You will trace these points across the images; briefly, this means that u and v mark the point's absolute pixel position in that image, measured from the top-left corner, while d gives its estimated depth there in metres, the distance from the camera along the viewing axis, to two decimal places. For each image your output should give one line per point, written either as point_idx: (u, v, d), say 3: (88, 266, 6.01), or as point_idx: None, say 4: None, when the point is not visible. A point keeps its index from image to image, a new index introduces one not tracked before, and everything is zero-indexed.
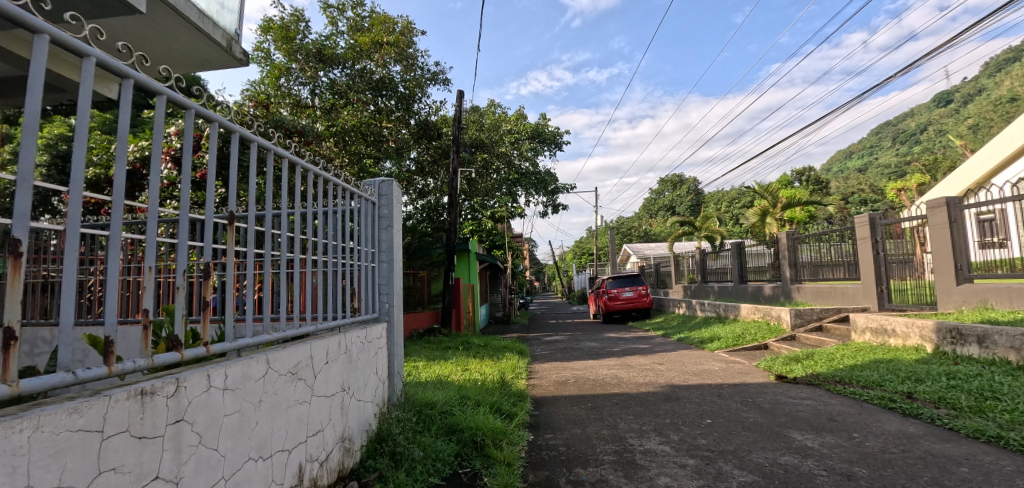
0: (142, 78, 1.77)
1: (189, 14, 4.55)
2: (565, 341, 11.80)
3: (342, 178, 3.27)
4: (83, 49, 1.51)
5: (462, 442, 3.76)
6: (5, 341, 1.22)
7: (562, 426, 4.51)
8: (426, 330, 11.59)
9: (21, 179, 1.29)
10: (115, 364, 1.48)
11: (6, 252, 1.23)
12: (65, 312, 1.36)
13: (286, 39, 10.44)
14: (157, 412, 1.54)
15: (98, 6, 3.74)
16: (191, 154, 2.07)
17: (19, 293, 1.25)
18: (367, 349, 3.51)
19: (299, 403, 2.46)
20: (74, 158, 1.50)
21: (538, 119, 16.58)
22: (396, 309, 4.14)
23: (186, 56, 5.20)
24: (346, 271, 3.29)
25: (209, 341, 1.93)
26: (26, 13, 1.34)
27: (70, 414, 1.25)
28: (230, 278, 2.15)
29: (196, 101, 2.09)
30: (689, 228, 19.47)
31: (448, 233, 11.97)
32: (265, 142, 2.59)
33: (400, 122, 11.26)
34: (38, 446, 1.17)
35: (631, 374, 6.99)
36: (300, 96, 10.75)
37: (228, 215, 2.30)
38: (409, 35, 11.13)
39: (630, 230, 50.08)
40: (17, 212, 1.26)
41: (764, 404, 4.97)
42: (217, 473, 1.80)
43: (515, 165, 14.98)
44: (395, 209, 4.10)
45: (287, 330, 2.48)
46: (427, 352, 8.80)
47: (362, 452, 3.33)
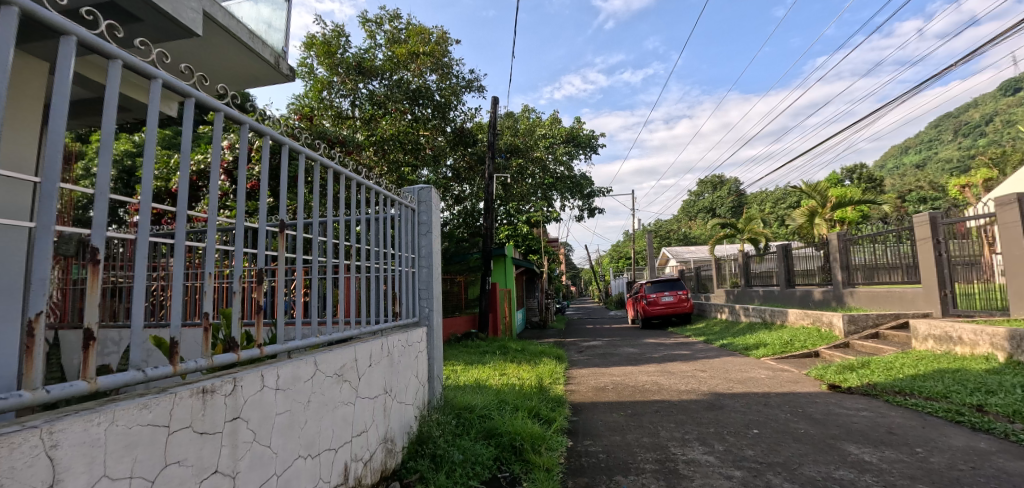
0: (202, 96, 1.90)
1: (240, 34, 4.83)
2: (604, 346, 11.62)
3: (383, 186, 3.36)
4: (151, 72, 1.63)
5: (501, 447, 3.77)
6: (85, 341, 1.33)
7: (601, 433, 4.44)
8: (463, 334, 11.71)
9: (99, 193, 1.41)
10: (179, 363, 1.58)
11: (86, 260, 1.35)
12: (136, 314, 1.48)
13: (328, 54, 10.87)
14: (216, 409, 1.63)
15: (160, 31, 4.03)
16: (246, 166, 2.20)
17: (97, 297, 1.37)
18: (408, 352, 3.59)
19: (344, 403, 2.54)
20: (144, 173, 1.62)
21: (572, 123, 16.50)
22: (435, 314, 4.21)
23: (238, 73, 5.51)
24: (387, 276, 3.38)
25: (262, 343, 2.03)
26: (102, 41, 1.47)
27: (140, 409, 1.35)
28: (281, 283, 2.26)
29: (250, 116, 2.21)
30: (731, 231, 18.82)
31: (484, 238, 12.07)
32: (311, 153, 2.70)
33: (437, 130, 11.49)
34: (113, 438, 1.26)
35: (672, 381, 6.80)
36: (341, 107, 11.16)
37: (279, 224, 2.41)
38: (444, 45, 11.36)
39: (669, 233, 48.86)
40: (95, 223, 1.38)
41: (816, 414, 4.72)
42: (269, 470, 1.88)
43: (550, 170, 14.93)
44: (434, 215, 4.18)
45: (332, 333, 2.56)
46: (465, 356, 8.89)
47: (404, 453, 3.40)
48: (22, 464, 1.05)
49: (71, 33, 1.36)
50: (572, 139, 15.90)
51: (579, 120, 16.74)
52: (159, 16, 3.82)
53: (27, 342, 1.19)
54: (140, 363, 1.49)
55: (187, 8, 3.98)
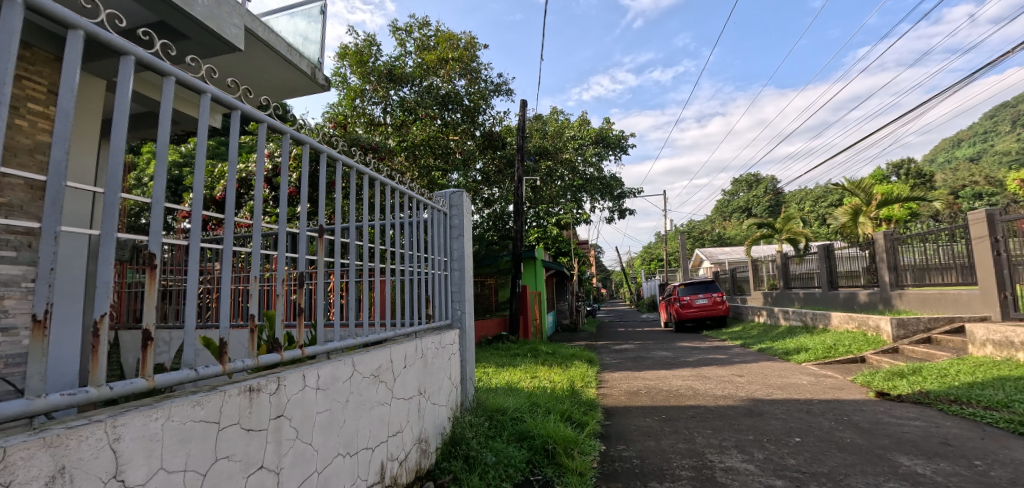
0: (247, 109, 2.00)
1: (279, 48, 5.03)
2: (636, 350, 11.41)
3: (415, 191, 3.43)
4: (201, 87, 1.72)
5: (533, 450, 3.77)
6: (144, 341, 1.41)
7: (635, 438, 4.37)
8: (494, 337, 11.77)
9: (155, 202, 1.50)
10: (227, 363, 1.66)
11: (144, 264, 1.43)
12: (189, 316, 1.56)
13: (360, 63, 11.16)
14: (261, 407, 1.70)
15: (206, 47, 4.25)
16: (287, 173, 2.29)
17: (154, 299, 1.45)
18: (441, 354, 3.64)
19: (380, 404, 2.60)
20: (195, 182, 1.72)
21: (602, 124, 16.36)
22: (468, 316, 4.25)
23: (278, 85, 5.74)
24: (420, 279, 3.45)
25: (303, 344, 2.10)
26: (158, 60, 1.56)
27: (194, 406, 1.43)
28: (320, 286, 2.34)
29: (291, 126, 2.31)
30: (768, 231, 18.15)
31: (514, 240, 12.10)
32: (348, 160, 2.79)
33: (466, 134, 11.63)
34: (169, 433, 1.34)
35: (708, 386, 6.61)
36: (373, 114, 11.43)
37: (318, 229, 2.49)
38: (473, 50, 11.48)
39: (702, 234, 47.67)
40: (152, 231, 1.47)
41: (862, 423, 4.49)
42: (311, 468, 1.95)
43: (579, 171, 14.82)
44: (466, 219, 4.23)
45: (369, 335, 2.63)
46: (496, 359, 8.93)
47: (437, 454, 3.45)
48: (89, 455, 1.13)
49: (130, 53, 1.45)
50: (601, 140, 15.75)
51: (608, 120, 16.58)
52: (205, 34, 4.04)
53: (93, 342, 1.28)
54: (192, 363, 1.58)
55: (230, 24, 4.19)
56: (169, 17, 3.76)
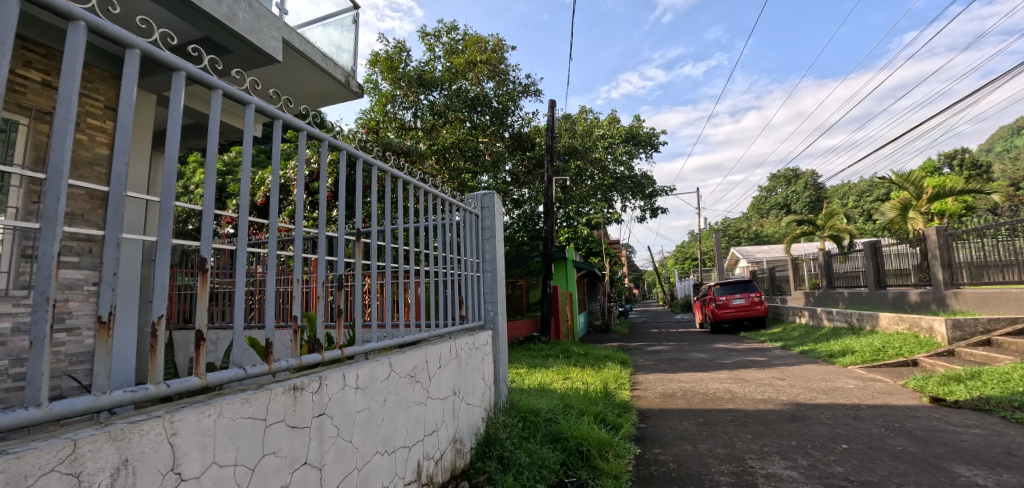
0: (288, 118, 2.08)
1: (315, 58, 5.21)
2: (671, 351, 11.16)
3: (447, 193, 3.47)
4: (245, 98, 1.80)
5: (567, 451, 3.75)
6: (197, 341, 1.49)
7: (671, 442, 4.27)
8: (526, 338, 11.77)
9: (206, 209, 1.58)
10: (273, 362, 1.73)
11: (196, 268, 1.51)
12: (238, 317, 1.64)
13: (391, 69, 11.39)
14: (305, 405, 1.77)
15: (247, 60, 4.45)
16: (326, 179, 2.36)
17: (206, 301, 1.53)
18: (474, 355, 3.67)
19: (416, 403, 2.65)
20: (241, 190, 1.80)
21: (631, 121, 16.14)
22: (500, 317, 4.27)
23: (314, 93, 5.93)
24: (453, 281, 3.49)
25: (343, 345, 2.16)
26: (205, 74, 1.64)
27: (243, 403, 1.49)
28: (358, 287, 2.40)
29: (329, 132, 2.39)
30: (809, 228, 17.42)
31: (545, 240, 12.06)
32: (383, 165, 2.86)
33: (495, 136, 11.71)
34: (221, 428, 1.41)
35: (747, 389, 6.39)
36: (404, 119, 11.64)
37: (356, 232, 2.56)
38: (501, 52, 11.61)
39: (739, 231, 46.20)
40: (204, 236, 1.55)
41: (916, 430, 4.24)
42: (351, 464, 2.00)
43: (609, 171, 14.68)
44: (497, 221, 4.25)
45: (404, 335, 2.68)
46: (528, 360, 8.92)
47: (472, 454, 3.49)
48: (150, 448, 1.20)
49: (181, 69, 1.54)
50: (631, 138, 15.52)
51: (638, 118, 16.37)
52: (246, 47, 4.22)
53: (151, 342, 1.36)
54: (241, 362, 1.65)
55: (269, 37, 4.37)
56: (213, 32, 3.96)
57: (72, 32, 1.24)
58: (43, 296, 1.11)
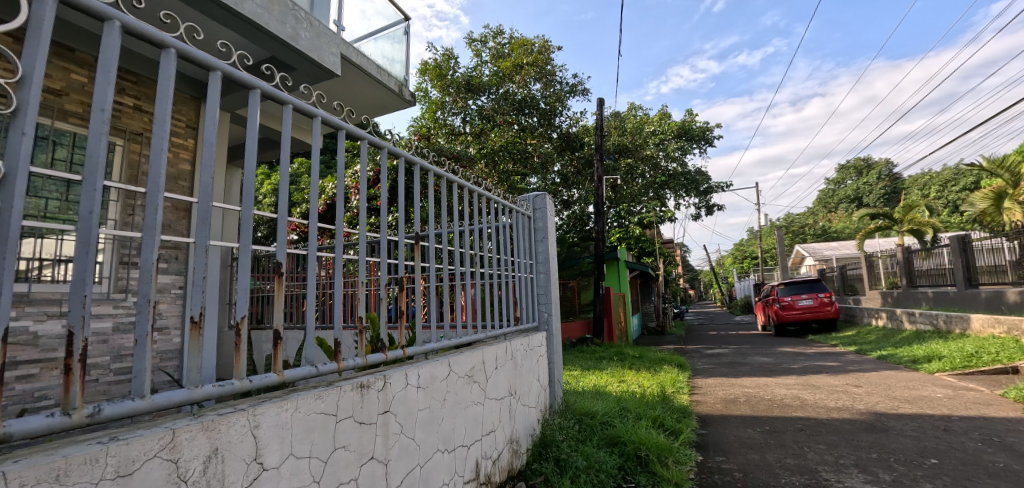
0: (351, 128, 2.17)
1: (370, 70, 5.44)
2: (731, 354, 10.64)
3: (499, 196, 3.50)
4: (312, 111, 1.91)
5: (625, 456, 3.66)
6: (275, 340, 1.60)
7: (735, 450, 4.06)
8: (578, 339, 11.63)
9: (280, 216, 1.70)
10: (341, 361, 1.82)
11: (272, 272, 1.62)
12: (310, 316, 1.74)
13: (440, 76, 11.67)
14: (371, 403, 1.84)
15: (310, 76, 4.72)
16: (386, 185, 2.46)
17: (283, 302, 1.64)
18: (530, 356, 3.68)
19: (474, 403, 2.69)
20: (311, 199, 1.92)
21: (683, 116, 15.62)
22: (555, 319, 4.25)
23: (370, 104, 6.19)
24: (507, 282, 3.52)
25: (404, 346, 2.24)
26: (278, 90, 1.76)
27: (316, 399, 1.58)
28: (417, 290, 2.48)
29: (388, 140, 2.48)
30: (884, 222, 16.04)
31: (596, 241, 11.89)
32: (439, 170, 2.92)
33: (543, 137, 11.78)
34: (297, 422, 1.50)
35: (818, 396, 5.97)
36: (453, 125, 11.88)
37: (414, 237, 2.63)
38: (547, 53, 11.64)
39: (804, 228, 43.38)
40: (278, 242, 1.66)
41: (1020, 445, 3.78)
42: (414, 460, 2.07)
43: (661, 167, 14.27)
44: (550, 222, 4.24)
45: (461, 336, 2.74)
46: (582, 362, 8.80)
47: (528, 455, 3.49)
48: (236, 439, 1.30)
49: (256, 87, 1.65)
50: (683, 133, 15.02)
51: (690, 112, 15.79)
52: (309, 64, 4.48)
53: (236, 339, 1.47)
54: (313, 360, 1.75)
55: (329, 53, 4.61)
56: (280, 52, 4.24)
57: (164, 59, 1.38)
58: (146, 298, 1.23)
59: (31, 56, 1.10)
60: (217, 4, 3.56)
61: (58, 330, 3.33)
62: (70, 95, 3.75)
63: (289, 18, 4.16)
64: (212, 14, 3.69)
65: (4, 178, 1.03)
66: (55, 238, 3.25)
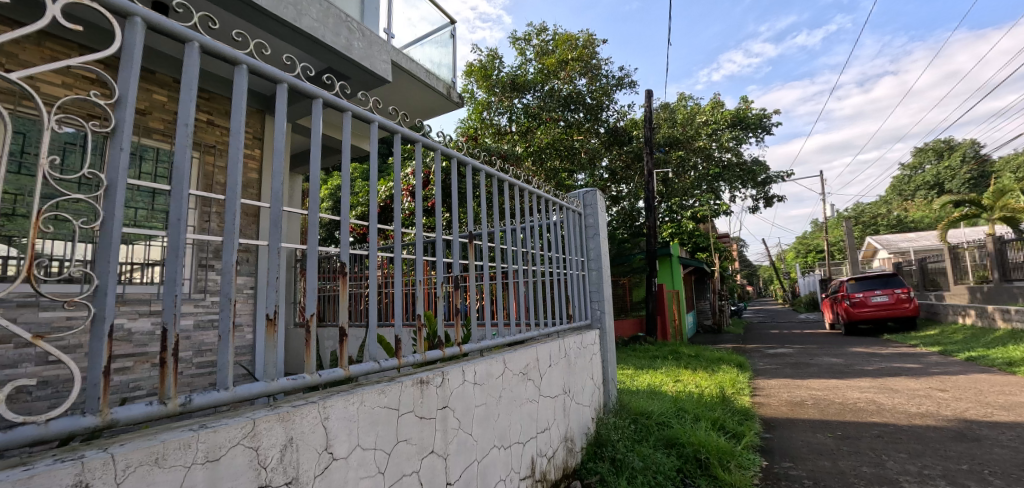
0: (406, 132, 2.24)
1: (419, 74, 5.58)
2: (796, 355, 10.03)
3: (550, 193, 3.49)
4: (369, 117, 1.98)
5: (684, 458, 3.54)
6: (341, 336, 1.67)
7: (803, 456, 3.82)
8: (630, 338, 11.40)
9: (343, 218, 1.79)
10: (402, 357, 1.88)
11: (337, 271, 1.70)
12: (372, 314, 1.81)
13: (485, 77, 11.78)
14: (431, 398, 1.89)
15: (364, 84, 4.92)
16: (440, 186, 2.51)
17: (346, 300, 1.72)
18: (583, 354, 3.65)
19: (529, 401, 2.70)
20: (370, 202, 1.99)
21: (737, 104, 14.89)
22: (608, 316, 4.18)
23: (420, 107, 6.35)
24: (559, 280, 3.50)
25: (460, 343, 2.28)
26: (338, 99, 1.84)
27: (379, 393, 1.64)
28: (472, 288, 2.51)
29: (441, 142, 2.54)
30: (971, 209, 14.53)
31: (647, 237, 11.58)
32: (490, 169, 2.95)
33: (590, 132, 11.64)
34: (362, 415, 1.57)
35: (896, 400, 5.50)
36: (499, 124, 11.96)
37: (468, 236, 2.67)
38: (592, 47, 11.52)
39: (876, 219, 40.15)
40: (342, 244, 1.74)
41: None
42: (472, 455, 2.11)
43: (714, 158, 13.68)
44: (601, 218, 4.18)
45: (516, 334, 2.75)
46: (635, 361, 8.60)
47: (583, 454, 3.47)
48: (309, 429, 1.38)
49: (319, 96, 1.74)
50: (738, 122, 14.32)
51: (745, 99, 15.03)
52: (362, 72, 4.67)
53: (306, 335, 1.55)
54: (375, 356, 1.82)
55: (381, 60, 4.77)
56: (336, 62, 4.45)
57: (237, 74, 1.49)
58: (227, 297, 1.33)
59: (126, 79, 1.22)
60: (278, 21, 3.79)
61: (148, 328, 3.66)
62: (153, 114, 4.11)
63: (343, 29, 4.35)
64: (275, 32, 3.94)
65: (107, 189, 1.16)
66: (143, 243, 3.67)
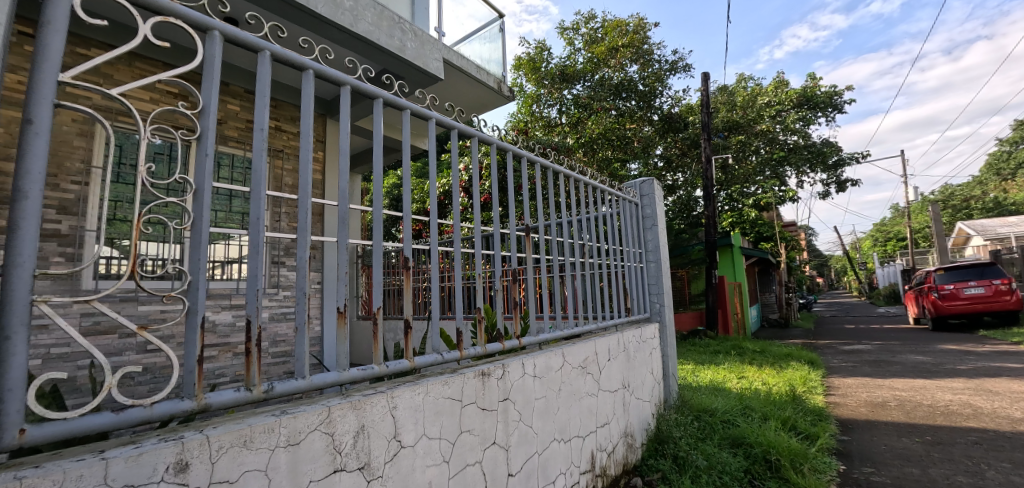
0: (463, 127, 2.27)
1: (470, 70, 5.64)
2: (876, 351, 9.24)
3: (606, 185, 3.41)
4: (427, 114, 2.02)
5: (752, 459, 3.38)
6: (405, 329, 1.72)
7: (887, 461, 3.53)
8: (690, 332, 11.02)
9: (405, 215, 1.84)
10: (463, 349, 1.92)
11: (401, 266, 1.76)
12: (434, 307, 1.85)
13: (534, 70, 11.68)
14: (492, 390, 1.92)
15: (418, 83, 5.04)
16: (496, 179, 2.52)
17: (409, 294, 1.77)
18: (643, 348, 3.56)
19: (589, 395, 2.67)
20: (430, 197, 2.04)
21: (804, 82, 13.87)
22: (668, 310, 4.05)
23: (472, 102, 6.41)
24: (616, 272, 3.43)
25: (519, 336, 2.29)
26: (397, 97, 1.89)
27: (443, 385, 1.68)
28: (529, 281, 2.52)
29: (495, 136, 2.55)
30: None
31: (707, 227, 11.06)
32: (545, 161, 2.92)
33: (643, 120, 11.29)
34: (428, 405, 1.61)
35: (998, 404, 4.94)
36: (549, 117, 11.81)
37: (524, 229, 2.66)
38: (643, 31, 11.13)
39: (970, 201, 36.12)
40: (404, 240, 1.80)
41: None
42: (533, 448, 2.12)
43: (779, 141, 12.84)
44: (659, 208, 4.05)
45: (574, 327, 2.72)
46: (695, 356, 8.28)
47: (644, 450, 3.39)
48: (379, 418, 1.44)
49: (379, 96, 1.80)
50: (805, 102, 13.35)
51: (812, 76, 13.96)
52: (415, 72, 4.78)
53: (374, 328, 1.61)
54: (438, 348, 1.87)
55: (433, 59, 4.86)
56: (390, 64, 4.59)
57: (305, 79, 1.56)
58: (303, 291, 1.41)
59: (208, 90, 1.31)
60: (337, 27, 3.96)
61: (228, 320, 3.97)
62: (228, 122, 4.43)
63: (396, 31, 4.47)
64: (333, 38, 4.12)
65: (196, 192, 1.25)
66: (223, 242, 3.98)
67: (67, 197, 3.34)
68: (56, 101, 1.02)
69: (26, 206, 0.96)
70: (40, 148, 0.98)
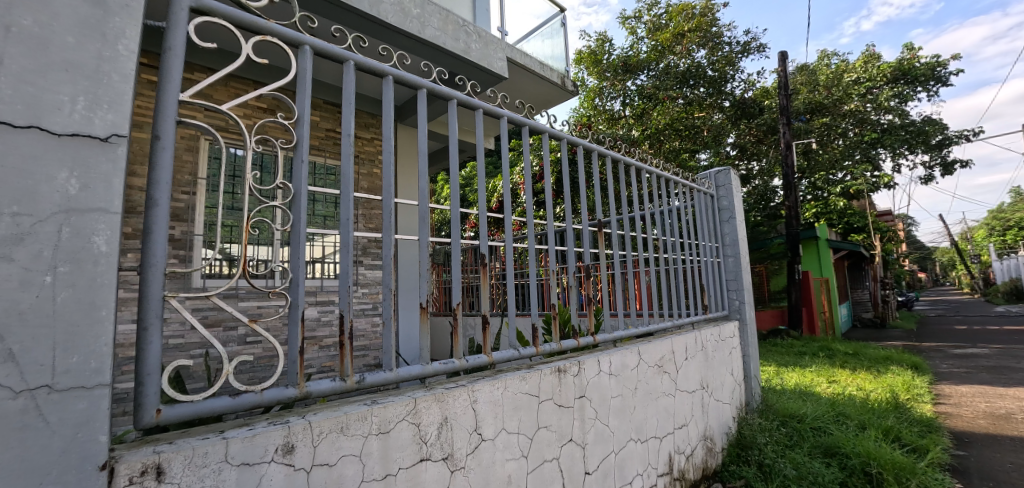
0: (533, 124, 2.27)
1: (533, 67, 5.65)
2: (995, 356, 8.12)
3: (681, 177, 3.27)
4: (498, 112, 2.04)
5: (848, 470, 3.11)
6: (483, 324, 1.76)
7: (1015, 482, 3.09)
8: (770, 331, 10.32)
9: (479, 211, 1.88)
10: (539, 346, 1.93)
11: (478, 262, 1.79)
12: (509, 302, 1.88)
13: (595, 62, 11.43)
14: (568, 387, 1.91)
15: (482, 84, 5.12)
16: (567, 175, 2.50)
17: (487, 290, 1.81)
18: (721, 348, 3.38)
19: (666, 394, 2.58)
20: (503, 193, 2.06)
21: (900, 54, 12.45)
22: (749, 307, 3.81)
23: (536, 99, 6.42)
24: (693, 268, 3.28)
25: (593, 333, 2.26)
26: (470, 98, 1.93)
27: (521, 380, 1.71)
28: (602, 276, 2.48)
29: (566, 132, 2.53)
30: None
31: (787, 219, 10.28)
32: (615, 154, 2.85)
33: (713, 107, 10.73)
34: (506, 399, 1.64)
35: None
36: (612, 109, 11.50)
37: (596, 224, 2.62)
38: (712, 13, 10.53)
39: None
40: (480, 237, 1.84)
41: None
42: (609, 446, 2.08)
43: (870, 122, 11.64)
44: (737, 200, 3.82)
45: (650, 324, 2.64)
46: (777, 357, 7.74)
47: (725, 455, 3.21)
48: (461, 410, 1.49)
49: (453, 98, 1.85)
50: (901, 76, 12.00)
51: (910, 47, 12.50)
52: (480, 71, 4.86)
53: (454, 324, 1.66)
54: (514, 343, 1.89)
55: (496, 58, 4.91)
56: (455, 66, 4.70)
57: (385, 85, 1.64)
58: (389, 288, 1.49)
59: (301, 100, 1.41)
60: (404, 34, 4.11)
61: (314, 314, 4.28)
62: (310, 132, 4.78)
63: (461, 34, 4.58)
64: (401, 45, 4.29)
65: (294, 196, 1.36)
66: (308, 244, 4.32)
67: (180, 206, 3.77)
68: (177, 119, 1.15)
69: (156, 212, 1.09)
70: (167, 162, 1.11)
